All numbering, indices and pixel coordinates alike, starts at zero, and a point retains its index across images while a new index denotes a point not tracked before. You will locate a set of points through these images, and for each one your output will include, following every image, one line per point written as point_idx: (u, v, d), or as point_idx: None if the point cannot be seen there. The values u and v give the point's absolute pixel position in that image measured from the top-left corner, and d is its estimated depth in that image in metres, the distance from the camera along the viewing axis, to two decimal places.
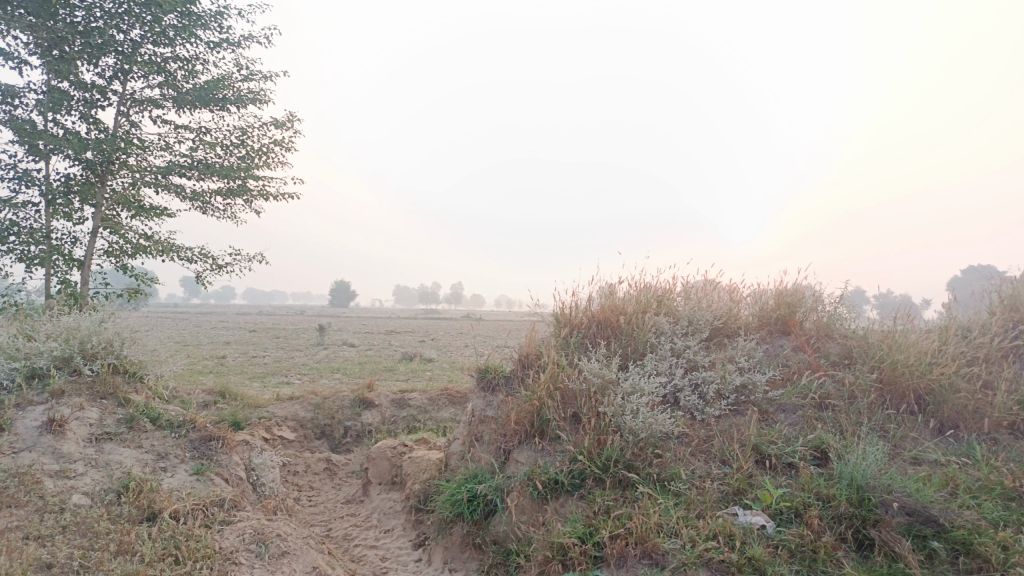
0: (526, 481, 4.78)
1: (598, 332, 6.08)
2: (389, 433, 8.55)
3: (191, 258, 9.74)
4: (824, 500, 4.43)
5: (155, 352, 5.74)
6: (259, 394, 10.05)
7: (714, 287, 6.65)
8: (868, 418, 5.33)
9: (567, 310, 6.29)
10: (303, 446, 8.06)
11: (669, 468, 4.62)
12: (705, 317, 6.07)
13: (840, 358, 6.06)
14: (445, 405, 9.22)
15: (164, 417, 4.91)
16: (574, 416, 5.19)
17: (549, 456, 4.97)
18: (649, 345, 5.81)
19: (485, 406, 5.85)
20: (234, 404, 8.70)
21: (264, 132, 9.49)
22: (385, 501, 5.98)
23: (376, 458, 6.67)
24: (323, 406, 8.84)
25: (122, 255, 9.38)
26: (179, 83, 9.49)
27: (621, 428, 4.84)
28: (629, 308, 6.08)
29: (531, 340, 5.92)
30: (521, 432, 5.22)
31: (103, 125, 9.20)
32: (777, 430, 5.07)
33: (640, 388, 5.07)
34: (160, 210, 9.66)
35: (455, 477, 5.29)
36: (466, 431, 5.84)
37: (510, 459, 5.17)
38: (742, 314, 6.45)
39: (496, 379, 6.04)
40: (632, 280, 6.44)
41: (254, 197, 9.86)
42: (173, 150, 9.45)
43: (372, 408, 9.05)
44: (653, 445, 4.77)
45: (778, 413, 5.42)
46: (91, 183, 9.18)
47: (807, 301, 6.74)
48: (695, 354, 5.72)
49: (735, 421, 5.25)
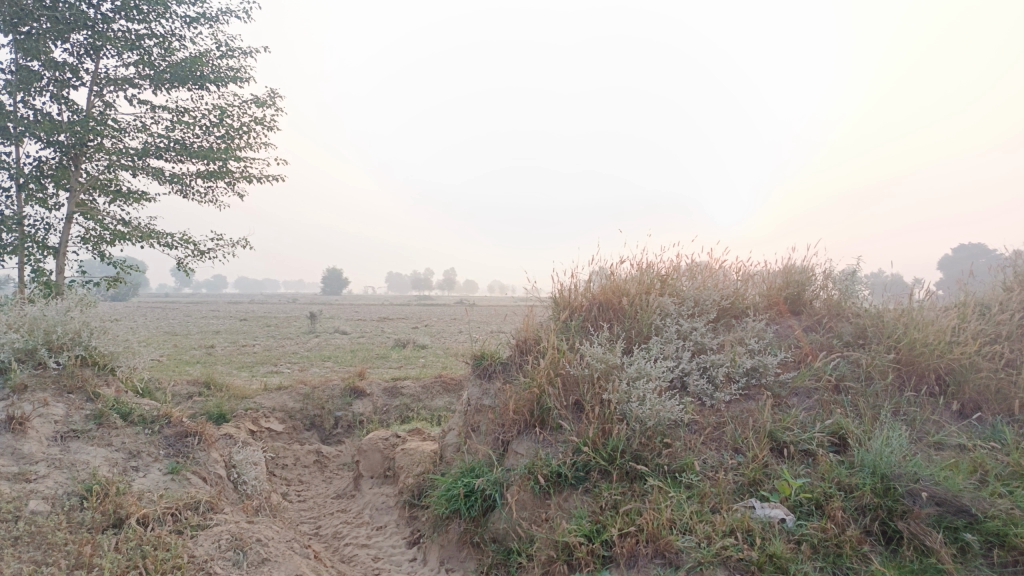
0: (527, 475, 4.47)
1: (599, 315, 5.75)
2: (381, 423, 8.24)
3: (172, 245, 9.35)
4: (846, 490, 4.14)
5: (129, 342, 5.38)
6: (246, 385, 9.70)
7: (720, 266, 6.33)
8: (887, 400, 5.05)
9: (565, 293, 5.96)
10: (292, 438, 7.75)
11: (679, 459, 4.32)
12: (712, 297, 5.75)
13: (855, 338, 5.75)
14: (439, 393, 8.90)
15: (135, 412, 4.55)
16: (576, 404, 4.87)
17: (550, 447, 4.66)
18: (654, 327, 5.49)
19: (482, 395, 5.52)
20: (219, 395, 8.36)
21: (245, 111, 9.07)
22: (377, 496, 5.67)
23: (367, 450, 6.35)
24: (312, 396, 8.51)
25: (99, 243, 8.99)
26: (155, 61, 9.07)
27: (627, 416, 4.53)
28: (631, 289, 5.76)
29: (529, 323, 5.58)
30: (520, 422, 4.90)
31: (75, 106, 8.78)
32: (792, 416, 4.78)
33: (646, 373, 4.75)
34: (138, 195, 9.27)
35: (451, 471, 4.97)
36: (461, 421, 5.52)
37: (509, 450, 4.85)
38: (750, 293, 6.13)
39: (492, 366, 5.70)
40: (633, 260, 6.11)
41: (236, 179, 9.45)
42: (150, 131, 9.03)
43: (364, 397, 8.71)
44: (661, 433, 4.46)
45: (792, 397, 5.13)
46: (65, 167, 8.77)
47: (817, 278, 6.43)
48: (702, 336, 5.41)
49: (747, 406, 4.95)
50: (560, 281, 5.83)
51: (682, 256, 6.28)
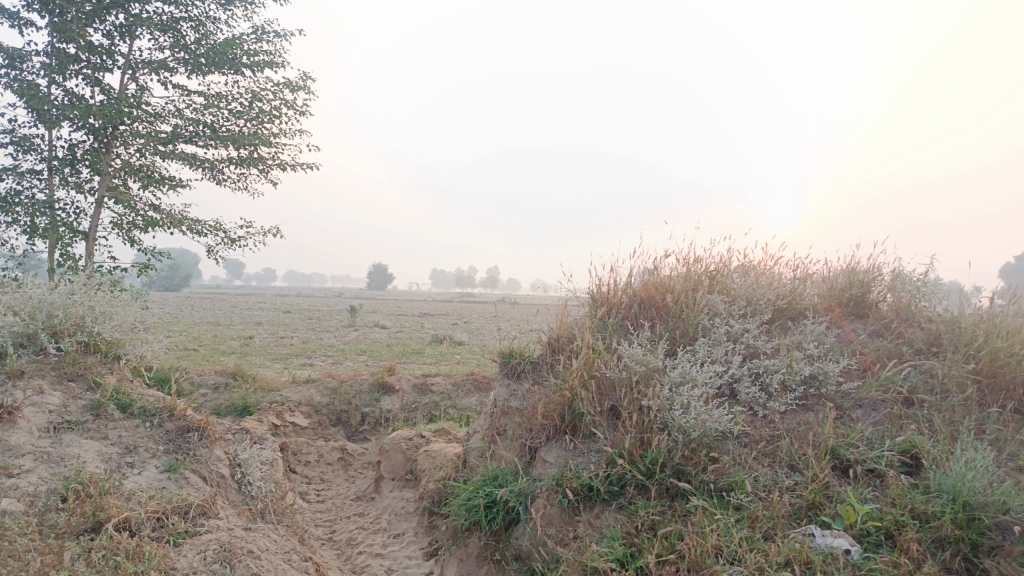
0: (555, 487, 4.03)
1: (640, 313, 5.27)
2: (408, 422, 7.89)
3: (204, 232, 9.15)
4: (921, 519, 3.60)
5: (139, 329, 5.14)
6: (275, 377, 9.47)
7: (775, 262, 5.78)
8: (965, 416, 4.46)
9: (604, 288, 5.50)
10: (316, 434, 7.47)
11: (726, 476, 3.83)
12: (766, 297, 5.21)
13: (927, 345, 5.16)
14: (471, 392, 8.52)
15: (136, 404, 4.25)
16: (612, 410, 4.40)
17: (582, 457, 4.21)
18: (701, 328, 4.98)
19: (509, 396, 5.10)
20: (246, 388, 8.13)
21: (278, 95, 8.80)
22: (397, 501, 5.29)
23: (389, 451, 5.98)
24: (339, 391, 8.21)
25: (132, 229, 8.83)
26: (190, 45, 8.88)
27: (669, 426, 4.05)
28: (677, 286, 5.26)
29: (563, 320, 5.13)
30: (549, 428, 4.46)
31: (108, 89, 8.60)
32: (857, 431, 4.24)
33: (691, 378, 4.26)
34: (172, 181, 9.09)
35: (473, 478, 4.55)
36: (486, 424, 5.10)
37: (537, 458, 4.41)
38: (808, 293, 5.57)
39: (522, 365, 5.26)
40: (679, 254, 5.61)
41: (269, 166, 9.21)
42: (183, 116, 8.84)
43: (392, 394, 8.37)
44: (707, 446, 3.98)
45: (855, 410, 4.58)
46: (98, 151, 8.61)
47: (883, 278, 5.84)
48: (755, 339, 4.88)
49: (804, 418, 4.43)
50: (598, 275, 5.37)
51: (733, 252, 5.74)
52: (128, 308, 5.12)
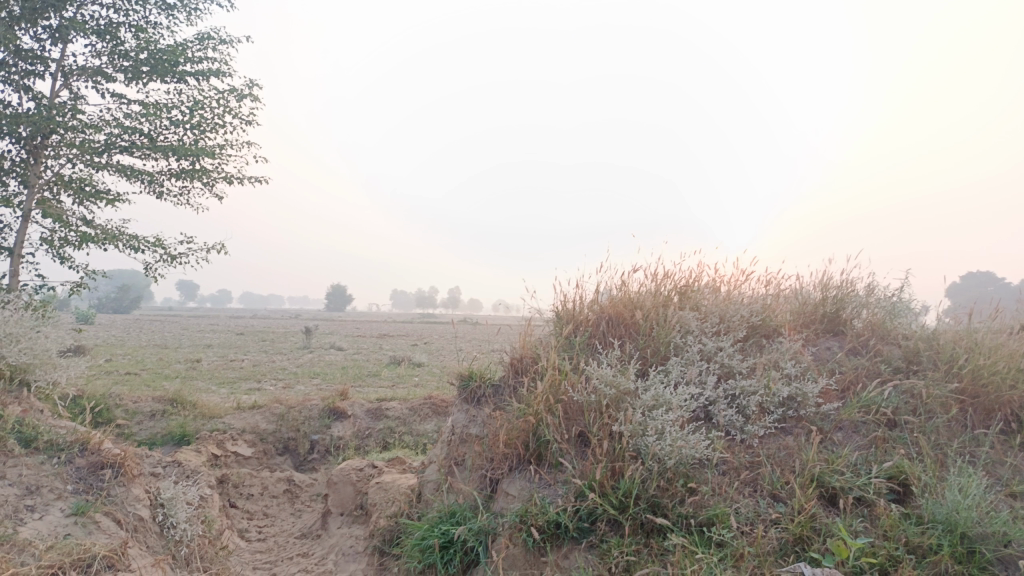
0: (518, 524, 3.63)
1: (608, 331, 4.95)
2: (360, 450, 7.41)
3: (142, 249, 8.56)
4: (916, 553, 3.30)
5: (51, 353, 5.09)
6: (218, 402, 8.89)
7: (747, 278, 5.52)
8: (952, 439, 4.21)
9: (569, 305, 5.17)
10: (261, 465, 7.00)
11: (706, 509, 3.49)
12: (740, 313, 4.93)
13: (906, 363, 4.92)
14: (428, 416, 8.04)
15: (42, 437, 3.74)
16: (579, 437, 4.05)
17: (548, 489, 3.83)
18: (673, 346, 4.66)
19: (468, 423, 4.69)
20: (185, 415, 7.58)
21: (223, 103, 8.34)
22: (345, 539, 4.82)
23: (337, 483, 5.50)
24: (287, 417, 7.72)
25: (64, 245, 8.15)
26: (130, 51, 8.38)
27: (642, 453, 3.71)
28: (647, 302, 4.95)
29: (526, 339, 4.76)
30: (512, 457, 4.07)
31: (36, 94, 7.91)
32: (841, 456, 3.95)
33: (666, 401, 3.93)
34: (109, 194, 8.51)
35: (428, 514, 4.13)
36: (443, 453, 4.68)
37: (498, 491, 4.02)
38: (782, 309, 5.30)
39: (481, 389, 4.86)
40: (647, 269, 5.31)
41: (214, 178, 8.70)
42: (121, 125, 8.31)
43: (344, 419, 7.89)
44: (684, 476, 3.64)
45: (837, 433, 4.30)
46: (26, 161, 7.97)
47: (858, 294, 5.61)
48: (730, 358, 4.58)
49: (784, 442, 4.13)
50: (563, 291, 5.04)
51: (704, 267, 5.47)
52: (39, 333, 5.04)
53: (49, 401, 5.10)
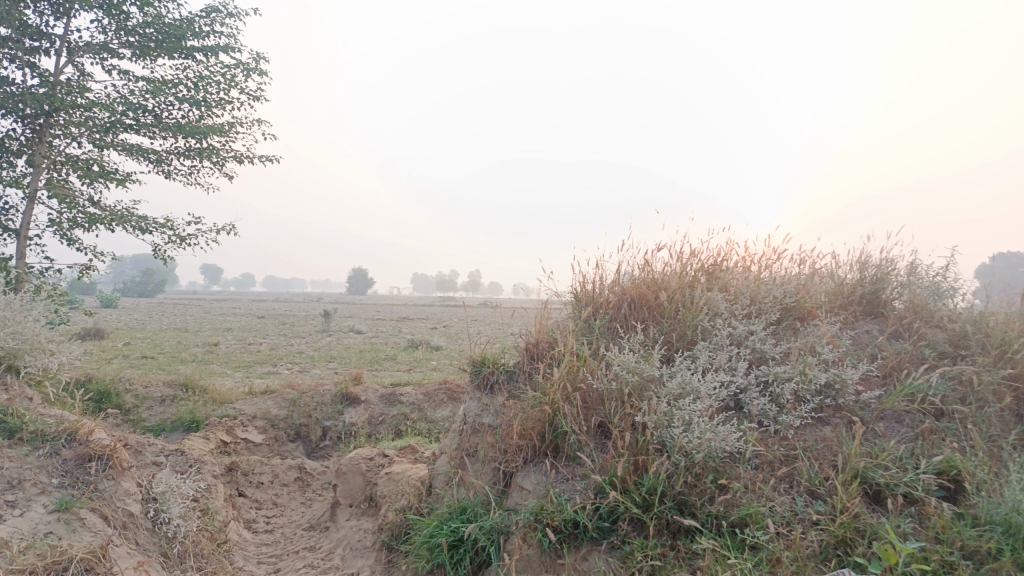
0: (533, 523, 3.36)
1: (630, 314, 4.63)
2: (373, 437, 7.19)
3: (150, 230, 8.37)
4: (973, 559, 2.98)
5: (41, 339, 4.94)
6: (230, 387, 8.72)
7: (780, 257, 5.16)
8: (1006, 430, 3.86)
9: (589, 287, 4.86)
10: (272, 452, 6.82)
11: (738, 508, 3.19)
12: (772, 294, 4.59)
13: (953, 347, 4.55)
14: (444, 402, 7.79)
15: (27, 427, 3.52)
16: (599, 428, 3.76)
17: (565, 484, 3.56)
18: (700, 330, 4.34)
19: (480, 412, 4.41)
20: (196, 400, 7.40)
21: (231, 78, 8.08)
22: (353, 532, 4.59)
23: (346, 473, 5.26)
24: (299, 402, 7.52)
25: (72, 227, 7.97)
26: (136, 27, 8.14)
27: (667, 446, 3.41)
28: (671, 283, 4.62)
29: (542, 323, 4.47)
30: (527, 449, 3.80)
31: (41, 71, 7.69)
32: (885, 450, 3.63)
33: (693, 389, 3.62)
34: (117, 175, 8.32)
35: (438, 508, 3.87)
36: (455, 443, 4.42)
37: (513, 486, 3.75)
38: (817, 290, 4.95)
39: (494, 376, 4.57)
40: (672, 247, 4.98)
41: (223, 158, 8.48)
42: (127, 103, 8.10)
43: (357, 405, 7.67)
44: (713, 471, 3.35)
45: (878, 424, 3.98)
46: (32, 141, 7.78)
47: (898, 273, 5.23)
48: (762, 343, 4.25)
49: (822, 434, 3.82)
50: (581, 271, 4.73)
51: (732, 245, 5.12)
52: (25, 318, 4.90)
53: (38, 388, 4.94)
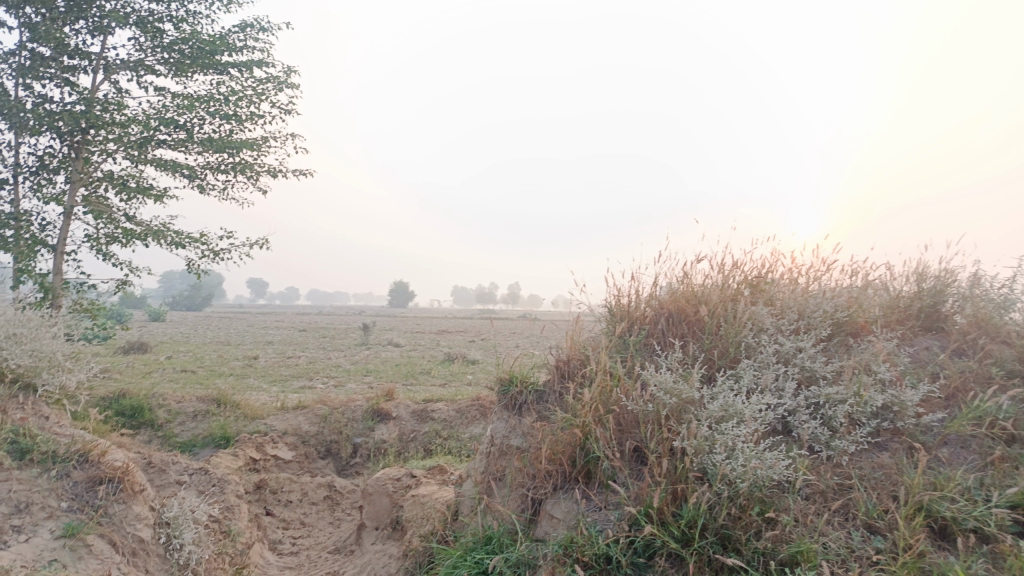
0: (562, 557, 3.12)
1: (668, 329, 4.37)
2: (403, 455, 7.01)
3: (185, 245, 8.38)
4: None
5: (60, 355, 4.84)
6: (263, 402, 8.65)
7: (830, 268, 4.83)
8: None
9: (624, 301, 4.61)
10: (302, 469, 6.69)
11: (787, 544, 2.91)
12: (822, 308, 4.28)
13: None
14: (476, 419, 7.57)
15: (38, 448, 3.47)
16: (634, 452, 3.51)
17: (598, 513, 3.31)
18: (744, 347, 4.05)
19: (509, 433, 4.19)
20: (227, 416, 7.34)
21: (264, 92, 8.06)
22: (377, 557, 4.40)
23: (373, 494, 5.08)
24: (330, 418, 7.39)
25: (109, 243, 8.03)
26: (172, 44, 8.19)
27: (709, 474, 3.15)
28: (712, 297, 4.34)
29: (574, 339, 4.23)
30: (557, 475, 3.57)
31: (80, 89, 7.78)
32: (951, 479, 3.29)
33: (736, 412, 3.35)
34: (153, 190, 8.37)
35: (463, 537, 3.66)
36: (482, 465, 4.20)
37: (542, 514, 3.52)
38: (871, 303, 4.61)
39: (524, 396, 4.35)
40: (712, 258, 4.70)
41: (257, 172, 8.46)
42: (161, 119, 8.12)
43: (388, 421, 7.50)
44: (760, 502, 3.06)
45: (942, 450, 3.64)
46: (70, 158, 7.88)
47: (960, 285, 4.84)
48: (812, 361, 3.94)
49: (880, 461, 3.50)
50: (616, 285, 4.49)
51: (777, 255, 4.81)
52: (46, 334, 4.83)
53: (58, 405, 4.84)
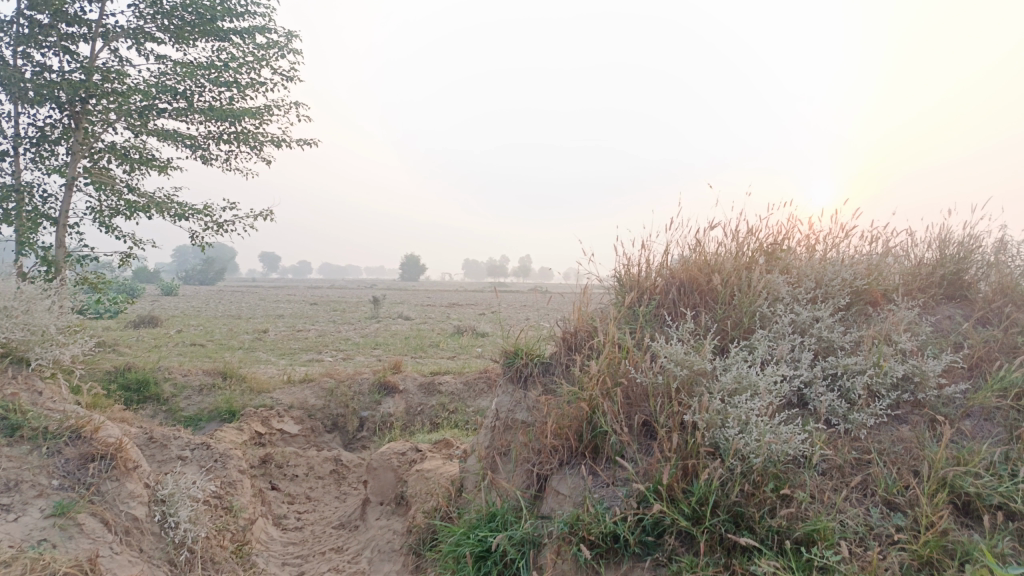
0: (568, 535, 3.01)
1: (679, 299, 4.21)
2: (410, 428, 6.93)
3: (188, 217, 8.26)
4: None
5: (52, 330, 4.70)
6: (270, 375, 8.58)
7: (848, 234, 4.64)
8: None
9: (634, 271, 4.45)
10: (309, 443, 6.63)
11: (803, 522, 2.78)
12: (839, 276, 4.11)
13: None
14: (484, 392, 7.46)
15: (27, 424, 3.49)
16: (643, 427, 3.38)
17: (605, 489, 3.19)
18: (759, 317, 3.89)
19: (514, 407, 4.07)
20: (233, 389, 7.27)
21: (266, 59, 7.88)
22: (381, 533, 4.32)
23: (377, 468, 5.00)
24: (336, 392, 7.31)
25: (111, 216, 7.91)
26: (172, 11, 8.00)
27: (721, 449, 3.01)
28: (726, 265, 4.17)
29: (582, 310, 4.08)
30: (563, 450, 3.44)
31: (79, 57, 7.60)
32: (976, 453, 3.14)
33: (750, 384, 3.20)
34: (155, 161, 8.23)
35: (466, 513, 3.55)
36: (488, 440, 4.09)
37: (548, 490, 3.40)
38: (891, 271, 4.43)
39: (530, 368, 4.21)
40: (726, 225, 4.53)
41: (260, 142, 8.30)
42: (161, 88, 7.95)
43: (395, 395, 7.42)
44: (775, 478, 2.93)
45: (965, 422, 3.49)
46: (71, 129, 7.74)
47: (984, 251, 4.64)
48: (829, 331, 3.78)
49: (899, 434, 3.35)
50: (625, 253, 4.33)
51: (793, 222, 4.63)
52: (37, 308, 4.70)
53: (51, 380, 4.73)
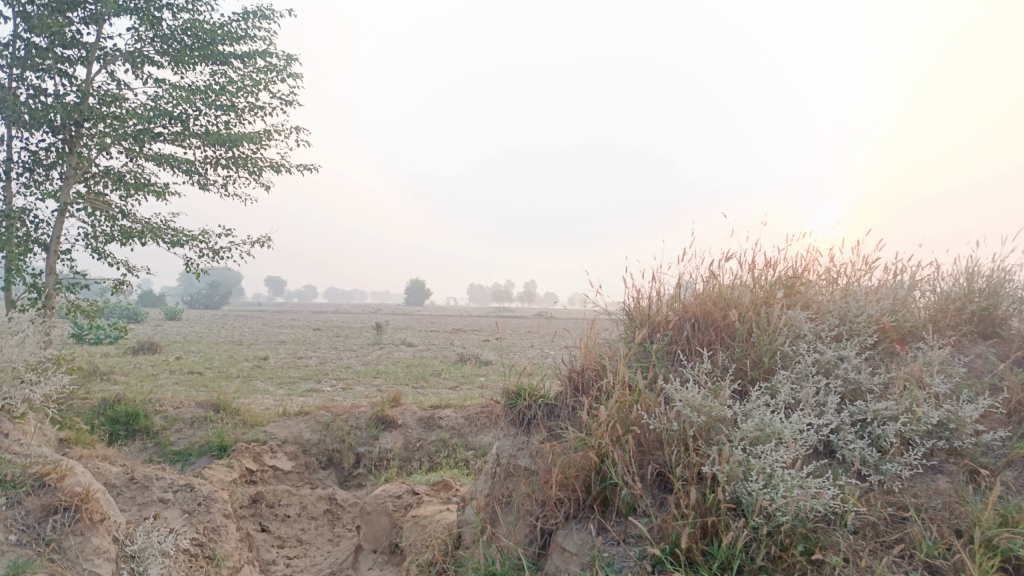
0: None
1: (693, 335, 3.94)
2: (409, 466, 6.64)
3: (184, 244, 8.06)
4: None
5: (23, 365, 4.44)
6: (265, 407, 8.30)
7: (871, 267, 4.38)
8: None
9: (644, 304, 4.19)
10: (302, 481, 6.34)
11: None
12: (864, 312, 3.85)
13: None
14: (486, 427, 7.16)
15: None
16: (657, 477, 3.09)
17: (615, 548, 2.91)
18: (780, 356, 3.63)
19: (516, 452, 3.79)
20: (225, 422, 7.00)
21: (264, 83, 7.73)
22: None
23: (371, 513, 4.69)
24: (333, 426, 7.02)
25: (105, 242, 7.72)
26: (171, 34, 7.87)
27: (743, 505, 2.73)
28: (743, 299, 3.92)
29: (590, 347, 3.82)
30: (569, 502, 3.16)
31: (75, 80, 7.45)
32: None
33: (774, 432, 2.92)
34: (152, 186, 8.05)
35: (464, 570, 3.26)
36: (488, 486, 3.80)
37: (552, 546, 3.12)
38: (919, 306, 4.16)
39: (533, 409, 3.93)
40: (741, 256, 4.28)
41: (258, 167, 8.11)
42: (158, 111, 7.78)
43: (393, 429, 7.13)
44: (804, 540, 2.65)
45: (1008, 473, 3.19)
46: (66, 154, 7.57)
47: (1016, 286, 4.38)
48: (856, 372, 3.51)
49: (937, 487, 3.06)
50: (634, 286, 4.07)
51: (813, 253, 4.37)
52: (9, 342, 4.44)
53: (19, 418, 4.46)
